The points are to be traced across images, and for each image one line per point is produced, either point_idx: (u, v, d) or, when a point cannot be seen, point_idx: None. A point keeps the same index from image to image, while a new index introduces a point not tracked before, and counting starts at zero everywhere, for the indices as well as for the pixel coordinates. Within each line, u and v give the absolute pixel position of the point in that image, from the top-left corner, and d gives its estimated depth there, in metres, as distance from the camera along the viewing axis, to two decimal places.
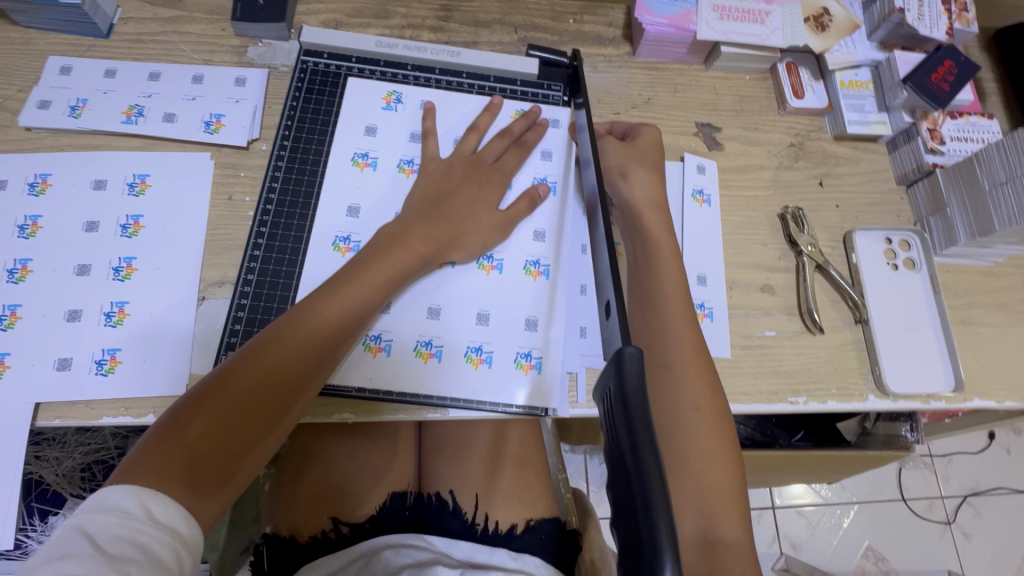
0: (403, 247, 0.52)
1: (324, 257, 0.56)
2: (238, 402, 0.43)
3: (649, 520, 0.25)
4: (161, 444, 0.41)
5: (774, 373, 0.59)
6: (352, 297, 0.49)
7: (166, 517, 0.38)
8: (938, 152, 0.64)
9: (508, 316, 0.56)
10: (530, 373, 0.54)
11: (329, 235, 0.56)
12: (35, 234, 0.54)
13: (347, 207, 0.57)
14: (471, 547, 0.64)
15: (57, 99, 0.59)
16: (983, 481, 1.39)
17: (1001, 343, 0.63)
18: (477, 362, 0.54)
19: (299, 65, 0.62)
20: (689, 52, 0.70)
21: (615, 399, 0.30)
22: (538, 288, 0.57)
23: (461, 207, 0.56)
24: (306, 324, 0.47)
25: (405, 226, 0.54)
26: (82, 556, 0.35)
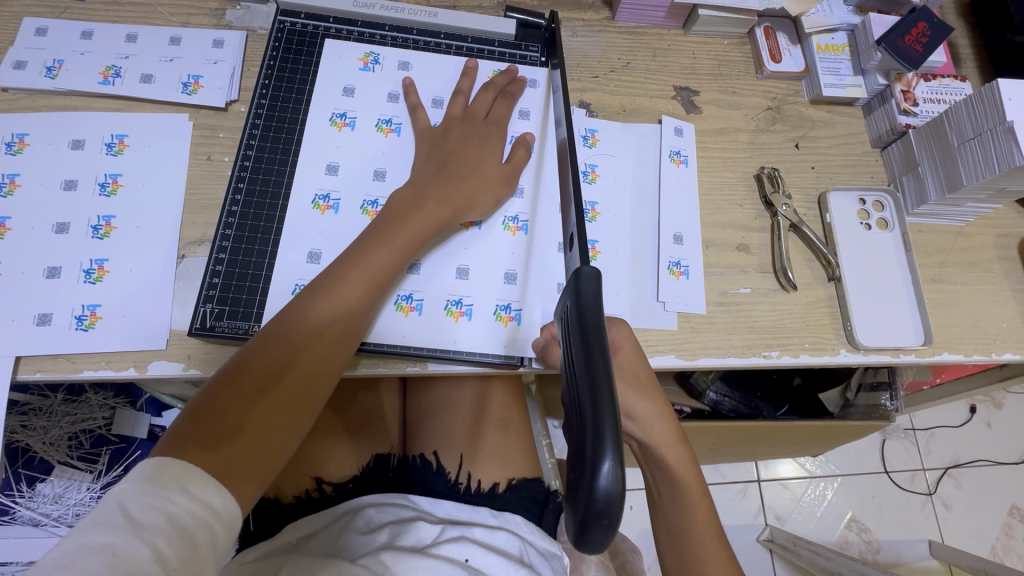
0: (418, 214, 0.53)
1: (304, 214, 0.56)
2: (264, 376, 0.44)
3: (595, 407, 0.28)
4: (194, 418, 0.42)
5: (749, 329, 0.60)
6: (371, 268, 0.50)
7: (200, 491, 0.38)
8: (911, 113, 0.65)
9: (488, 270, 0.57)
10: (510, 324, 0.55)
11: (309, 192, 0.57)
12: (13, 193, 0.55)
13: (326, 165, 0.58)
14: (453, 506, 0.65)
15: (32, 59, 0.59)
16: (963, 454, 1.41)
17: (970, 299, 0.65)
18: (457, 314, 0.55)
19: (276, 25, 0.62)
20: (668, 16, 0.70)
21: (574, 318, 0.34)
22: (516, 243, 0.58)
23: (469, 169, 0.56)
24: (330, 295, 0.48)
25: (418, 194, 0.54)
26: (115, 524, 0.34)
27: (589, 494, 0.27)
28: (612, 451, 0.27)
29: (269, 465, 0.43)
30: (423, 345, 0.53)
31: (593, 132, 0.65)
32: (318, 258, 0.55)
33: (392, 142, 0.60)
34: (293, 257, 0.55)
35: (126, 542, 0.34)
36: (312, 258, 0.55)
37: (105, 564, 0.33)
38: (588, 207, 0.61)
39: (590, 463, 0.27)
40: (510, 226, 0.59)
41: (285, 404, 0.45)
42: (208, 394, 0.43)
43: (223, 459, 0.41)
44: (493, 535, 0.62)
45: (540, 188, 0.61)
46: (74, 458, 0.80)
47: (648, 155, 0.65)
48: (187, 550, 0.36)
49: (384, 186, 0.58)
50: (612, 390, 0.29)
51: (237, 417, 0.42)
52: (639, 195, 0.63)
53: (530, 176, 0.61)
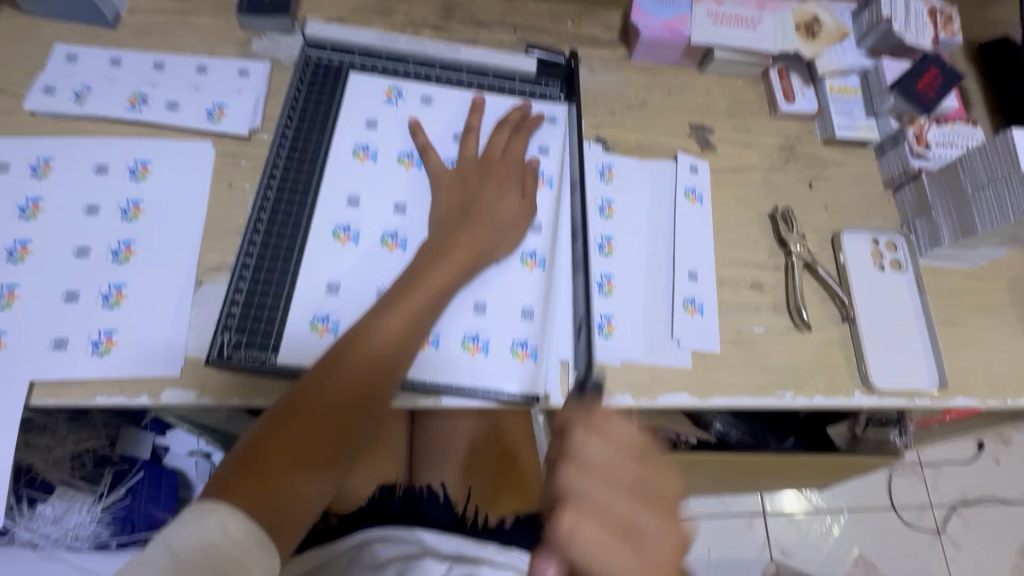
0: (449, 256, 0.54)
1: (324, 246, 0.56)
2: (306, 421, 0.45)
3: None
4: (241, 461, 0.43)
5: (763, 368, 0.60)
6: (407, 311, 0.51)
7: (243, 534, 0.39)
8: (924, 157, 0.66)
9: (504, 306, 0.57)
10: (526, 361, 0.55)
11: (329, 224, 0.57)
12: (35, 216, 0.55)
13: (347, 197, 0.58)
14: (459, 541, 0.63)
15: (62, 85, 0.60)
16: (972, 491, 1.40)
17: (984, 343, 0.65)
18: (473, 350, 0.55)
19: (303, 58, 0.63)
20: (684, 56, 0.72)
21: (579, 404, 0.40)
22: (533, 279, 0.58)
23: (490, 207, 0.57)
24: (369, 339, 0.49)
25: (446, 237, 0.55)
26: (163, 564, 0.36)
27: None
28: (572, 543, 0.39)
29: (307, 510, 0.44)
30: (439, 379, 0.54)
31: (610, 167, 0.66)
32: (336, 290, 0.55)
33: (412, 176, 0.60)
34: (313, 287, 0.55)
35: None
36: (330, 290, 0.55)
37: None
38: (605, 244, 0.62)
39: None
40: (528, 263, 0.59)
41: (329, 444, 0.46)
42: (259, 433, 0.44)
43: (267, 503, 0.41)
44: None
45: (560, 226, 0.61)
46: (76, 478, 0.80)
47: (663, 192, 0.66)
48: None
49: (405, 220, 0.59)
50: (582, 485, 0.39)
51: (284, 460, 0.44)
52: (655, 232, 0.64)
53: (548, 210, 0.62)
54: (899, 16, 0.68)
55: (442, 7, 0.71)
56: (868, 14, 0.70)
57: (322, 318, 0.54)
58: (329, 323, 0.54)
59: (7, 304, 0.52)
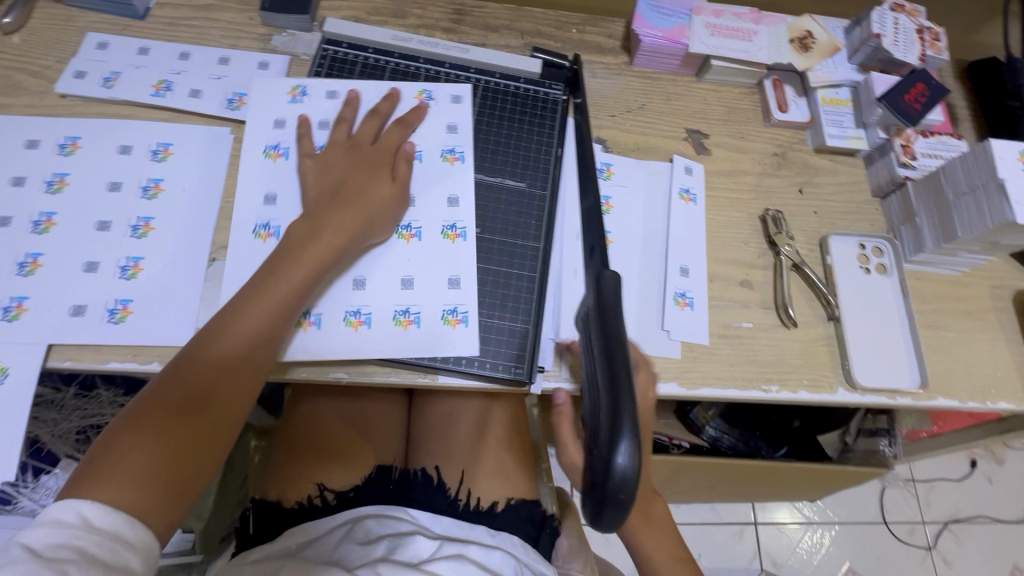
0: (312, 244, 0.53)
1: (247, 246, 0.58)
2: (169, 413, 0.46)
3: (614, 406, 0.30)
4: (97, 465, 0.43)
5: (750, 362, 0.63)
6: (269, 300, 0.51)
7: (105, 523, 0.41)
8: (910, 166, 0.69)
9: (433, 278, 0.58)
10: (458, 327, 0.57)
11: (249, 223, 0.59)
12: (61, 190, 0.58)
13: (263, 195, 0.60)
14: (451, 523, 0.66)
15: (91, 70, 0.64)
16: (964, 509, 1.40)
17: (965, 347, 0.67)
18: (405, 323, 0.56)
19: (320, 52, 0.67)
20: (682, 64, 0.75)
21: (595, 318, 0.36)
22: (459, 250, 0.60)
23: (360, 191, 0.57)
24: (232, 327, 0.50)
25: (313, 223, 0.55)
26: (21, 560, 0.38)
27: (606, 475, 0.29)
28: (628, 437, 0.29)
29: (188, 493, 0.46)
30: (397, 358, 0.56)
31: (608, 166, 0.69)
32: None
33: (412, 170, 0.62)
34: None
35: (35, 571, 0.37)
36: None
37: None
38: None
39: (606, 448, 0.30)
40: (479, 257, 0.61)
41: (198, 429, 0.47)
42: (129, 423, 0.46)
43: (138, 498, 0.43)
44: (489, 554, 0.63)
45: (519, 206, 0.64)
46: (80, 452, 0.81)
47: (658, 191, 0.69)
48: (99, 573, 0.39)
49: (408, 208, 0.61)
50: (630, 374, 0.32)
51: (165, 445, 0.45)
52: (648, 228, 0.67)
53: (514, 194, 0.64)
54: (888, 33, 0.71)
55: (453, 11, 0.75)
56: (859, 31, 0.74)
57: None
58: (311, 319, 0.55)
59: (31, 272, 0.55)
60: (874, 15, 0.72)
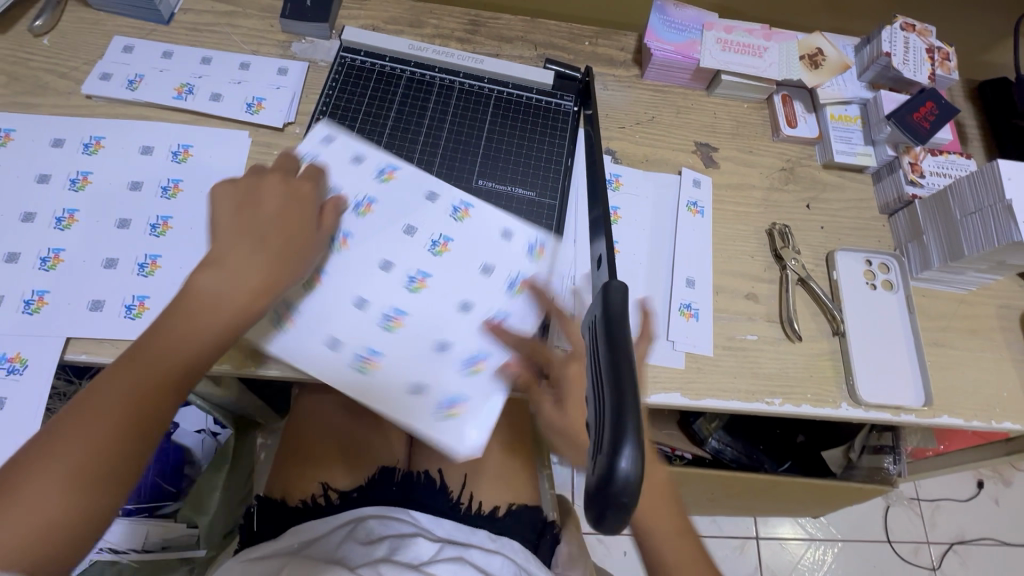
0: (240, 261, 0.49)
1: (353, 383, 0.52)
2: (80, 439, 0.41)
3: (618, 412, 0.29)
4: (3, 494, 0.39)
5: (754, 375, 0.63)
6: (196, 319, 0.47)
7: None
8: (918, 184, 0.69)
9: (481, 244, 0.59)
10: (546, 250, 0.60)
11: (344, 368, 0.52)
12: (84, 188, 0.60)
13: (325, 339, 0.53)
14: (452, 527, 0.67)
15: (117, 73, 0.66)
16: (969, 530, 1.38)
17: (971, 365, 0.67)
18: (523, 286, 0.58)
19: (338, 60, 0.69)
20: (693, 78, 0.76)
21: (601, 323, 0.35)
22: (473, 221, 0.60)
23: (290, 210, 0.53)
24: (151, 348, 0.46)
25: (235, 243, 0.50)
26: None
27: (608, 481, 0.28)
28: (632, 442, 0.28)
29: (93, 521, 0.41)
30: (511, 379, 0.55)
31: (617, 177, 0.70)
32: (337, 346, 0.53)
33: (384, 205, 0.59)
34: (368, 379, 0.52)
35: None
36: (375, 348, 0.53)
37: None
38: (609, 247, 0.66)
39: (608, 453, 0.28)
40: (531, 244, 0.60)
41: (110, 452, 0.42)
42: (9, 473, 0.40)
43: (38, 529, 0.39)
44: (489, 559, 0.63)
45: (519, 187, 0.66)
46: None
47: (667, 203, 0.69)
48: None
49: (429, 210, 0.60)
50: (635, 380, 0.31)
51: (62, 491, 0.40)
52: (655, 239, 0.67)
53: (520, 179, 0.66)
54: (898, 52, 0.72)
55: (469, 21, 0.77)
56: (869, 49, 0.74)
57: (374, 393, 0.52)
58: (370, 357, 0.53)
59: (52, 266, 0.56)
60: (884, 34, 0.73)
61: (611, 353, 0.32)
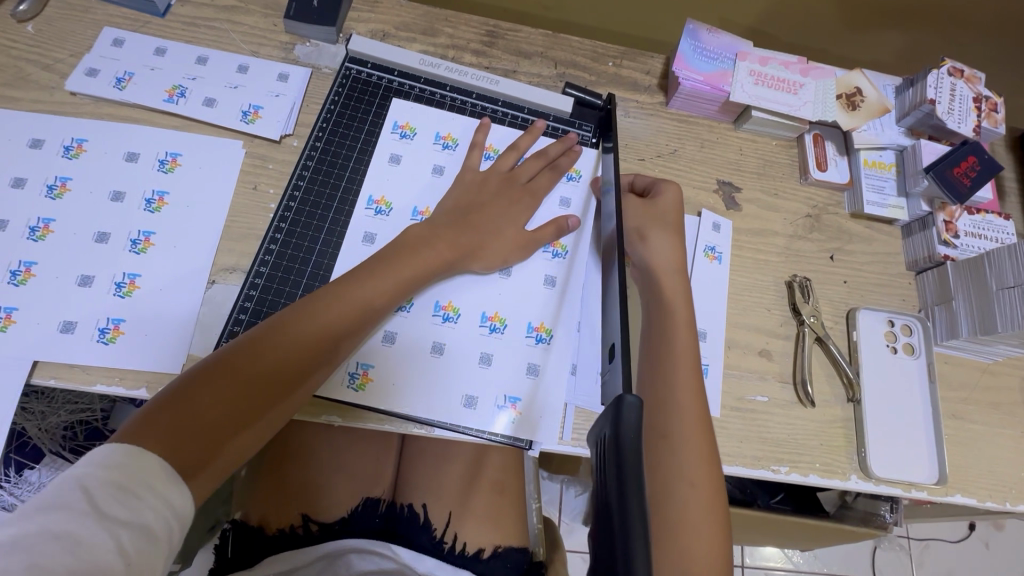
0: (430, 249, 0.54)
1: (519, 346, 0.56)
2: (254, 374, 0.44)
3: None
4: (175, 400, 0.42)
5: (761, 440, 0.59)
6: (379, 287, 0.51)
7: (131, 483, 0.37)
8: (951, 245, 0.65)
9: (405, 181, 0.61)
10: (409, 126, 0.63)
11: (524, 360, 0.56)
12: (62, 196, 0.56)
13: (480, 355, 0.55)
14: (434, 564, 0.65)
15: (105, 69, 0.61)
16: (956, 571, 1.37)
17: (989, 441, 0.63)
18: (447, 137, 0.64)
19: (343, 71, 0.64)
20: (721, 110, 0.71)
21: (611, 450, 0.30)
22: (397, 199, 0.60)
23: (490, 219, 0.58)
24: (329, 306, 0.48)
25: (433, 230, 0.55)
26: (76, 510, 0.35)
27: None
28: None
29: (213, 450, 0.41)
30: (554, 407, 0.55)
31: None
32: (474, 402, 0.54)
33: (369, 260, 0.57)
34: (513, 376, 0.55)
35: (89, 531, 0.34)
36: (491, 330, 0.56)
37: (67, 553, 0.33)
38: None
39: None
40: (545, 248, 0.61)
41: (256, 395, 0.44)
42: (167, 400, 0.42)
43: (189, 430, 0.41)
44: None
45: (461, 138, 0.64)
46: (65, 449, 0.81)
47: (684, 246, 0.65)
48: (144, 542, 0.36)
49: (378, 223, 0.59)
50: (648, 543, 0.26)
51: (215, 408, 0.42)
52: None
53: (467, 134, 0.64)
54: (943, 99, 0.67)
55: (486, 32, 0.71)
56: (911, 93, 0.69)
57: (535, 370, 0.56)
58: (512, 402, 0.55)
59: (23, 281, 0.53)
60: (930, 78, 0.68)
61: (621, 503, 0.27)
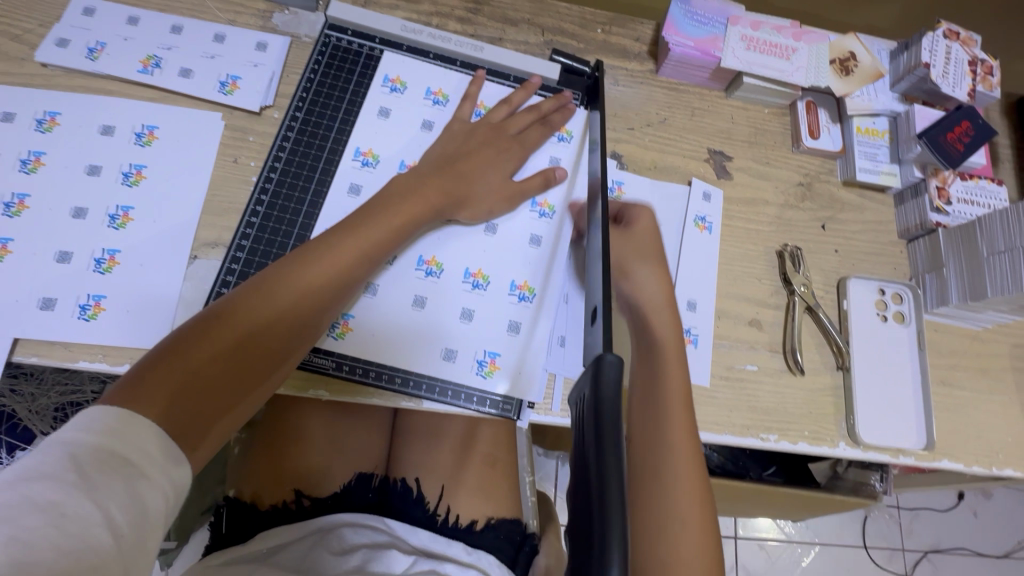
0: (418, 198, 0.53)
1: (502, 302, 0.56)
2: (245, 331, 0.44)
3: (603, 528, 0.24)
4: (167, 359, 0.41)
5: (750, 408, 0.60)
6: (366, 241, 0.50)
7: (121, 447, 0.35)
8: (943, 212, 0.64)
9: (391, 136, 0.60)
10: (399, 80, 0.62)
11: (506, 317, 0.55)
12: (36, 170, 0.55)
13: (461, 310, 0.55)
14: (427, 537, 0.66)
15: (76, 39, 0.59)
16: (944, 539, 1.40)
17: (977, 407, 0.64)
18: (435, 95, 0.62)
19: (322, 39, 0.62)
20: (712, 78, 0.70)
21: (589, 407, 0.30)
22: (383, 153, 0.59)
23: (477, 167, 0.57)
24: (317, 261, 0.48)
25: (420, 178, 0.54)
26: (63, 478, 0.32)
27: None
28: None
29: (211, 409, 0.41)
30: (540, 375, 0.55)
31: (620, 184, 0.64)
32: (454, 355, 0.54)
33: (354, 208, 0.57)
34: (496, 332, 0.55)
35: (75, 501, 0.32)
36: (473, 286, 0.56)
37: (50, 524, 0.31)
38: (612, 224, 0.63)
39: None
40: (533, 205, 0.60)
41: (250, 352, 0.44)
42: (160, 360, 0.41)
43: (184, 388, 0.40)
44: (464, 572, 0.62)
45: (453, 94, 0.63)
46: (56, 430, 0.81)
47: (674, 216, 0.65)
48: (134, 514, 0.34)
49: (364, 175, 0.58)
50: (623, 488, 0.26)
51: (211, 370, 0.42)
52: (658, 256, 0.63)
53: (457, 91, 0.63)
54: (938, 63, 0.66)
55: None
56: (906, 57, 0.68)
57: (518, 327, 0.55)
58: (492, 357, 0.54)
59: None
60: (925, 42, 0.66)
61: (597, 451, 0.27)
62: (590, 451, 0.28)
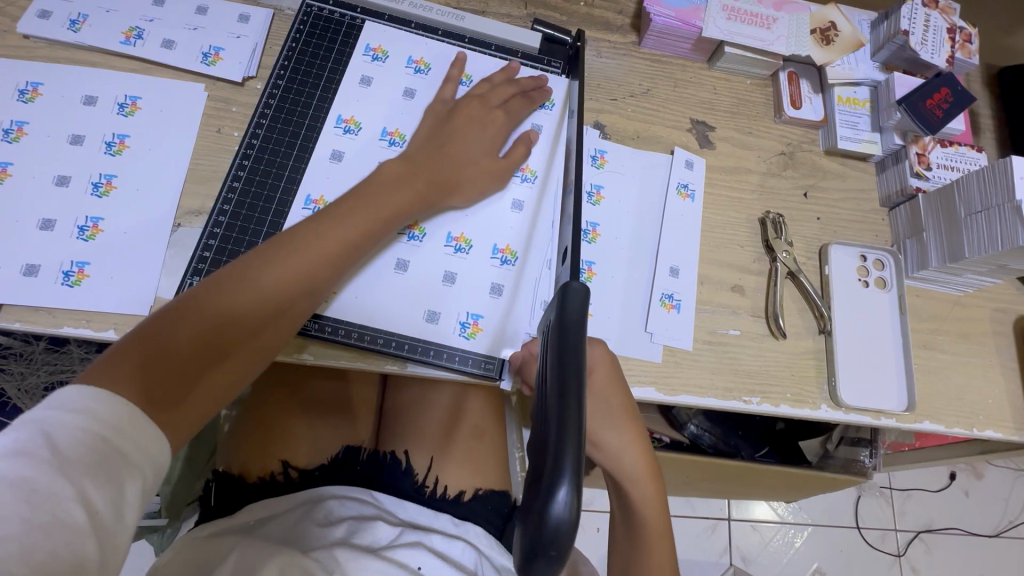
0: (407, 185, 0.53)
1: (483, 265, 0.56)
2: (225, 314, 0.44)
3: (560, 428, 0.28)
4: (145, 339, 0.41)
5: (733, 371, 0.60)
6: (353, 227, 0.50)
7: (95, 427, 0.35)
8: (923, 177, 0.65)
9: (373, 105, 0.60)
10: (380, 50, 0.62)
11: (488, 280, 0.56)
12: (19, 140, 0.55)
13: (444, 274, 0.55)
14: (415, 510, 0.65)
15: (58, 11, 0.59)
16: (936, 519, 1.41)
17: (958, 370, 0.64)
18: (417, 64, 0.62)
19: (303, 8, 0.63)
20: (694, 49, 0.70)
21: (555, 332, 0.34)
22: (364, 121, 0.60)
23: (464, 144, 0.57)
24: (305, 247, 0.47)
25: (410, 163, 0.54)
26: (36, 456, 0.33)
27: (540, 515, 0.26)
28: (572, 468, 0.27)
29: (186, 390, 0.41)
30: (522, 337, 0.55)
31: (603, 153, 0.65)
32: (438, 317, 0.54)
33: (336, 174, 0.57)
34: (478, 295, 0.55)
35: (48, 479, 0.32)
36: (455, 250, 0.56)
37: (22, 501, 0.31)
38: (593, 191, 0.63)
39: (545, 485, 0.27)
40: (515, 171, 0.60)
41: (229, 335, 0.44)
42: (138, 340, 0.41)
43: (160, 369, 0.40)
44: (450, 544, 0.62)
45: (434, 63, 0.63)
46: None
47: (657, 185, 0.65)
48: (111, 492, 0.34)
49: (346, 142, 0.59)
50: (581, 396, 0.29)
51: (186, 350, 0.42)
52: (640, 224, 0.63)
53: (439, 59, 0.63)
54: (917, 31, 0.66)
55: None
56: (885, 26, 0.68)
57: (501, 290, 0.56)
58: (476, 320, 0.55)
59: None
60: (904, 10, 0.67)
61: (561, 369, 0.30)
62: (553, 375, 0.31)
